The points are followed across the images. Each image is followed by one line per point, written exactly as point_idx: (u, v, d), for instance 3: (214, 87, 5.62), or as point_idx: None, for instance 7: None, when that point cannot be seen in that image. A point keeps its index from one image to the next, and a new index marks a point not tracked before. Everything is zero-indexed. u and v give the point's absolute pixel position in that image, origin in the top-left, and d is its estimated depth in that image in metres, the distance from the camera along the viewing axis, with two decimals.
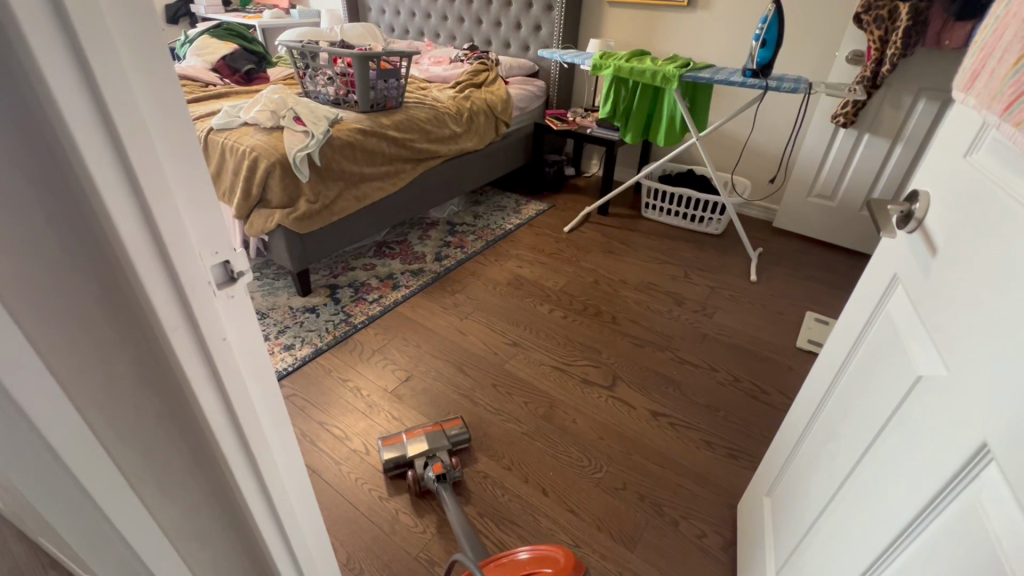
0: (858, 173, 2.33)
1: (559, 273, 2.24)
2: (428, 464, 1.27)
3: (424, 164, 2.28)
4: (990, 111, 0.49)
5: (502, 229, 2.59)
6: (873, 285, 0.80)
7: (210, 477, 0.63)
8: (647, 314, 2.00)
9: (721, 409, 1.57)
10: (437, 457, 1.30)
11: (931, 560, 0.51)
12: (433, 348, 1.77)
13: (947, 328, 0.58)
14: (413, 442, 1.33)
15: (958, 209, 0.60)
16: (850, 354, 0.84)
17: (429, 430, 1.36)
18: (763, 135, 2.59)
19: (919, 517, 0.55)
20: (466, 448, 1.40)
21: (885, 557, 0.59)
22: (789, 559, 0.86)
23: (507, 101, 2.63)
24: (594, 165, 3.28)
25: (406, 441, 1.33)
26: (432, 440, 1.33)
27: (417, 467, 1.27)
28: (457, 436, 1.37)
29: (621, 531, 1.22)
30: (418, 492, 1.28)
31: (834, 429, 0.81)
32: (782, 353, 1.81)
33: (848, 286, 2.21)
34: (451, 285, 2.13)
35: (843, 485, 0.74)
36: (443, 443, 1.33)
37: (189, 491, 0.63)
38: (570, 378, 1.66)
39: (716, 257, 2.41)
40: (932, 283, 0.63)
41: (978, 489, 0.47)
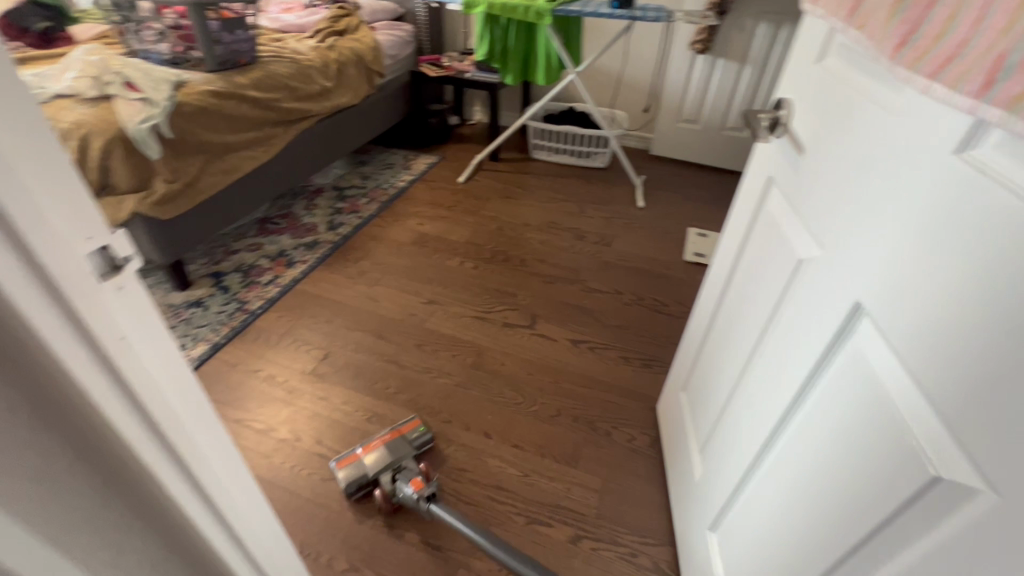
0: (716, 95, 2.54)
1: (462, 226, 2.21)
2: (397, 479, 1.14)
3: (297, 126, 2.07)
4: (862, 30, 0.57)
5: (396, 187, 2.47)
6: (752, 189, 0.91)
7: (150, 523, 0.53)
8: (552, 252, 2.07)
9: (630, 326, 1.71)
10: (405, 467, 1.18)
11: (823, 405, 0.62)
12: (347, 320, 1.69)
13: (818, 213, 0.67)
14: (374, 458, 1.19)
15: (818, 110, 0.69)
16: (739, 253, 0.95)
17: (387, 440, 1.23)
18: (634, 66, 2.71)
19: (812, 375, 0.65)
20: (430, 448, 1.29)
21: (789, 414, 0.71)
22: (710, 438, 0.99)
23: (376, 49, 2.44)
24: (477, 110, 3.20)
25: (367, 457, 1.19)
26: (394, 451, 1.20)
27: (386, 484, 1.14)
28: (419, 439, 1.26)
29: (564, 452, 1.31)
30: (392, 511, 1.15)
31: (735, 320, 0.93)
32: (673, 268, 2.00)
33: (719, 200, 2.46)
34: (350, 253, 2.01)
35: (748, 364, 0.85)
36: (407, 450, 1.22)
37: (126, 549, 0.52)
38: (492, 325, 1.69)
39: (605, 189, 2.54)
40: (802, 177, 0.72)
41: (856, 340, 0.57)
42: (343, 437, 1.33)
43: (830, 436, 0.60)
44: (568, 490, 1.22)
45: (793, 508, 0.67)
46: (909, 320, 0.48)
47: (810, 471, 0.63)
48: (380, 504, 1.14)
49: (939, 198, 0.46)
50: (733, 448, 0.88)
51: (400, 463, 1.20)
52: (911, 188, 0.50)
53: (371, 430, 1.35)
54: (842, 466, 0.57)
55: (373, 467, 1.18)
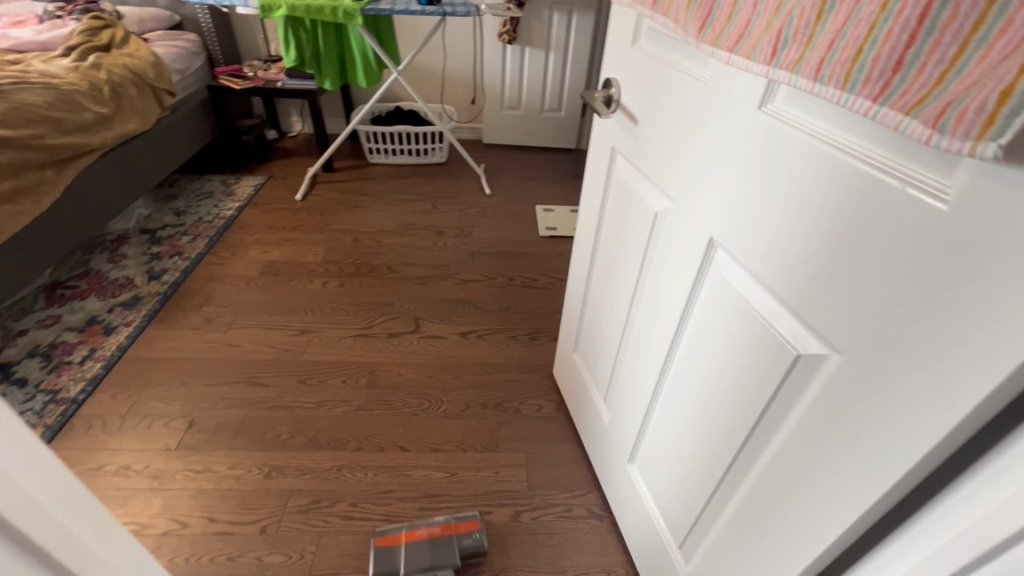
0: (531, 81, 2.74)
1: (313, 245, 2.06)
2: None
3: (73, 165, 1.69)
4: (667, 17, 0.69)
5: (222, 218, 2.18)
6: (599, 161, 1.02)
7: None
8: (417, 254, 2.05)
9: (510, 307, 1.79)
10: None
11: (701, 328, 0.75)
12: (206, 377, 1.47)
13: (661, 172, 0.79)
14: (416, 553, 1.05)
15: (643, 84, 0.81)
16: (600, 218, 1.06)
17: (434, 537, 1.08)
18: (451, 60, 2.77)
19: (687, 307, 0.78)
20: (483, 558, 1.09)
21: (674, 344, 0.83)
22: (610, 386, 1.11)
23: (157, 64, 2.10)
24: (296, 121, 2.97)
25: (408, 550, 1.06)
26: (435, 556, 1.04)
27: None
28: (469, 544, 1.07)
29: (482, 441, 1.34)
30: None
31: (610, 277, 1.04)
32: (533, 245, 2.13)
33: (555, 177, 2.68)
34: (187, 302, 1.74)
35: (630, 312, 0.97)
36: (451, 556, 1.05)
37: None
38: (376, 339, 1.63)
39: (451, 183, 2.57)
40: (641, 143, 0.84)
41: (716, 269, 0.70)
42: (241, 503, 1.17)
43: (713, 351, 0.72)
44: (496, 474, 1.26)
45: (694, 419, 0.79)
46: (755, 242, 0.61)
47: (702, 384, 0.76)
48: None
49: (756, 144, 0.58)
50: (632, 387, 1.00)
51: (438, 569, 1.03)
52: (732, 139, 0.62)
53: (273, 486, 1.21)
54: (727, 372, 0.70)
55: (410, 563, 1.04)
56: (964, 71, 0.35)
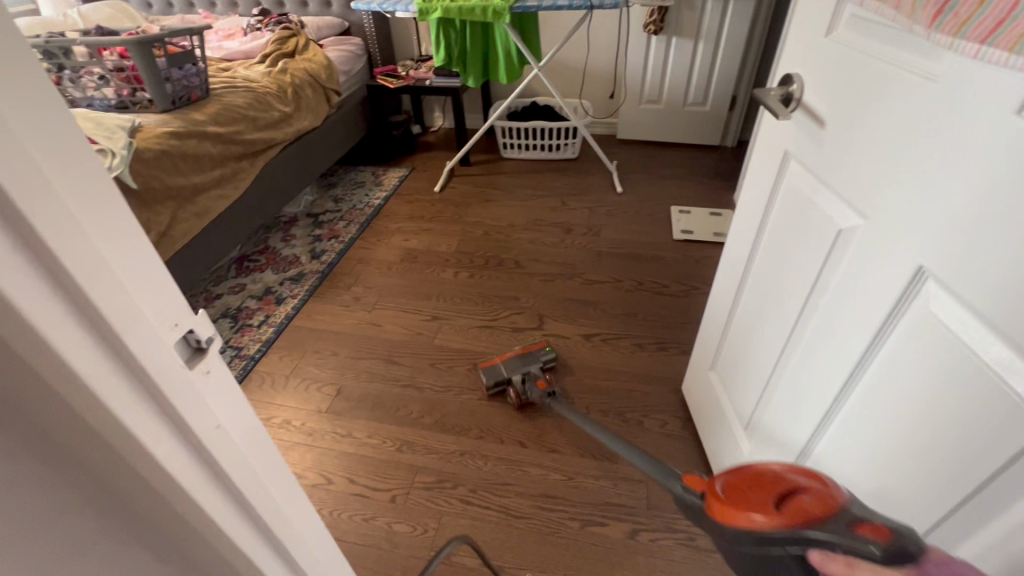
0: (675, 74, 2.58)
1: (448, 236, 2.18)
2: (525, 381, 1.38)
3: (262, 157, 1.99)
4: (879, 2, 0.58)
5: (372, 206, 2.41)
6: (766, 165, 0.92)
7: None
8: (544, 250, 2.06)
9: (637, 312, 1.72)
10: (529, 372, 1.42)
11: (893, 368, 0.63)
12: (353, 350, 1.64)
13: (853, 182, 0.69)
14: (510, 364, 1.46)
15: (836, 81, 0.70)
16: (761, 228, 0.96)
17: (518, 355, 1.50)
18: (590, 54, 2.72)
19: (875, 341, 0.67)
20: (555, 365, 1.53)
21: (851, 381, 0.72)
22: (754, 413, 1.01)
23: (329, 67, 2.37)
24: (438, 116, 3.16)
25: (505, 364, 1.46)
26: (522, 362, 1.46)
27: (516, 385, 1.39)
28: (546, 356, 1.49)
29: (601, 448, 1.31)
30: (521, 406, 1.40)
31: (767, 295, 0.94)
32: (665, 248, 2.02)
33: (693, 176, 2.50)
34: (340, 281, 1.95)
35: (791, 337, 0.87)
36: (534, 363, 1.46)
37: None
38: (501, 332, 1.68)
39: (581, 179, 2.54)
40: (827, 148, 0.74)
41: (923, 302, 0.58)
42: (376, 471, 1.29)
43: (910, 400, 0.61)
44: (614, 486, 1.22)
45: (872, 473, 0.68)
46: (993, 280, 0.49)
47: (888, 434, 0.65)
48: (513, 400, 1.39)
49: (1009, 160, 0.47)
50: (784, 420, 0.89)
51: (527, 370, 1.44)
52: (965, 150, 0.51)
53: (403, 459, 1.31)
54: (930, 428, 0.58)
55: (508, 371, 1.44)
56: None
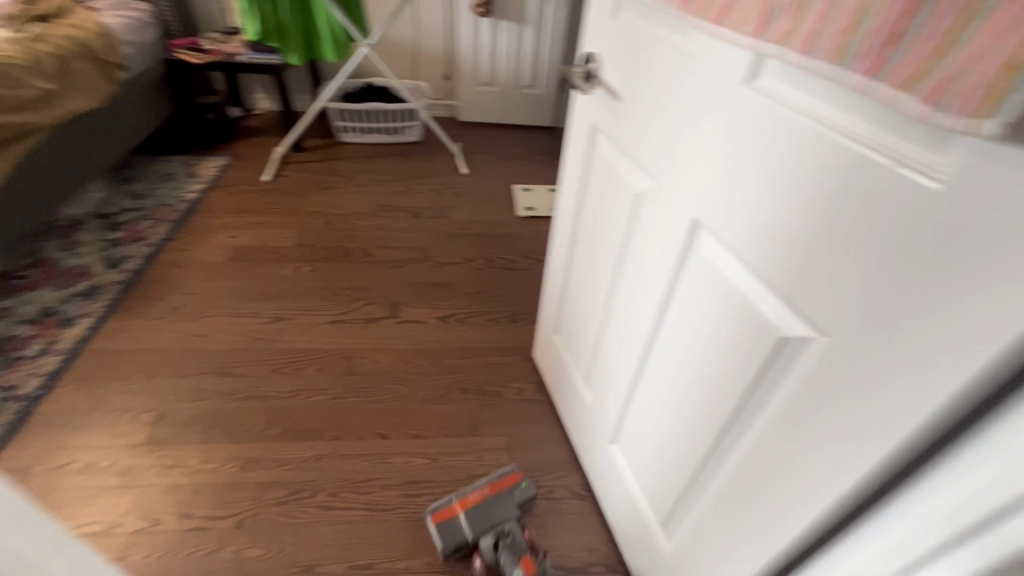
0: (506, 56, 2.66)
1: (284, 229, 1.98)
2: (500, 548, 1.01)
3: (20, 146, 1.58)
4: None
5: (185, 202, 2.08)
6: (579, 139, 0.99)
7: None
8: (392, 236, 1.99)
9: (490, 290, 1.77)
10: (507, 531, 1.04)
11: (684, 310, 0.74)
12: (174, 368, 1.41)
13: (644, 151, 0.77)
14: (475, 519, 1.05)
15: (625, 59, 0.78)
16: (581, 198, 1.04)
17: (488, 497, 1.09)
18: (422, 34, 2.66)
19: (670, 289, 0.76)
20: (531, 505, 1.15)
21: (657, 327, 0.82)
22: (592, 368, 1.10)
23: (106, 35, 1.96)
24: (261, 98, 2.83)
25: (467, 517, 1.05)
26: (495, 512, 1.07)
27: (487, 554, 1.01)
28: (523, 496, 1.11)
29: (464, 426, 1.32)
30: None
31: (592, 259, 1.02)
32: (511, 225, 2.10)
33: (533, 156, 2.63)
34: (150, 290, 1.66)
35: (612, 294, 0.96)
36: (511, 512, 1.08)
37: None
38: (353, 325, 1.59)
39: (426, 162, 2.50)
40: (623, 121, 0.81)
41: (699, 251, 0.68)
42: (216, 498, 1.14)
43: (697, 336, 0.71)
44: (479, 458, 1.25)
45: (677, 402, 0.79)
46: (738, 224, 0.60)
47: (685, 367, 0.76)
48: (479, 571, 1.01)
49: (741, 124, 0.56)
50: (614, 369, 0.99)
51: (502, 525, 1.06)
52: (715, 118, 0.60)
53: (250, 478, 1.18)
54: (711, 356, 0.69)
55: (473, 527, 1.04)
56: (964, 42, 0.33)
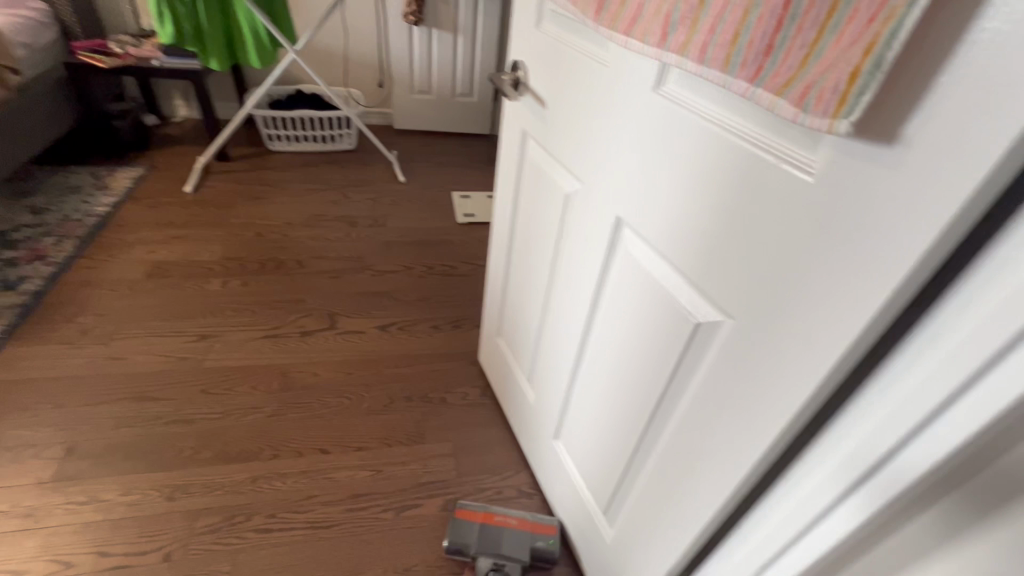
0: (440, 64, 2.67)
1: (209, 242, 1.88)
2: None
3: None
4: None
5: (94, 216, 1.92)
6: (511, 143, 1.02)
7: None
8: (327, 246, 1.94)
9: (431, 297, 1.76)
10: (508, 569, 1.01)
11: (613, 303, 0.77)
12: (85, 396, 1.30)
13: (570, 153, 0.80)
14: (490, 537, 1.05)
15: (549, 66, 0.81)
16: (515, 201, 1.06)
17: (513, 531, 1.06)
18: (353, 41, 2.62)
19: (600, 284, 0.80)
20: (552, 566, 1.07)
21: (591, 321, 0.85)
22: (533, 366, 1.13)
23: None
24: (179, 105, 2.67)
25: (483, 530, 1.06)
26: (511, 546, 1.04)
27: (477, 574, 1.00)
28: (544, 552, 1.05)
29: (409, 434, 1.31)
30: None
31: (528, 259, 1.05)
32: (451, 232, 2.10)
33: (470, 162, 2.65)
34: (55, 313, 1.51)
35: (549, 293, 0.99)
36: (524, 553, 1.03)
37: None
38: (287, 339, 1.53)
39: (362, 170, 2.46)
40: (550, 125, 0.85)
41: (624, 245, 0.72)
42: (139, 531, 1.06)
43: (625, 326, 0.75)
44: (424, 466, 1.24)
45: (612, 392, 0.83)
46: (655, 220, 0.64)
47: (617, 357, 0.79)
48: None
49: (654, 125, 0.61)
50: (553, 365, 1.02)
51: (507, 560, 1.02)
52: (631, 120, 0.64)
53: (177, 507, 1.10)
54: (638, 344, 0.73)
55: (481, 545, 1.04)
56: (823, 53, 0.38)
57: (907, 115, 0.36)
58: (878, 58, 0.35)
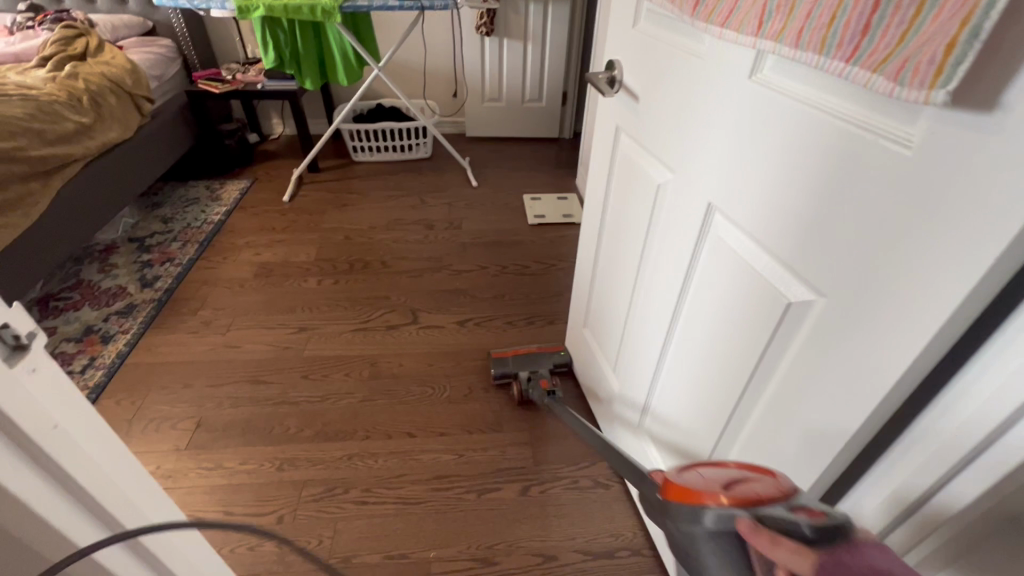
0: (511, 72, 2.76)
1: (304, 245, 2.07)
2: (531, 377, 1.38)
3: (61, 175, 1.69)
4: None
5: (210, 223, 2.18)
6: (603, 139, 1.06)
7: None
8: (408, 247, 2.07)
9: (506, 294, 1.83)
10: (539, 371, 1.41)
11: (702, 289, 0.79)
12: (210, 377, 1.49)
13: (662, 144, 0.83)
14: (521, 361, 1.45)
15: (643, 63, 0.85)
16: (606, 195, 1.10)
17: (533, 353, 1.49)
18: (430, 55, 2.77)
19: (688, 270, 0.82)
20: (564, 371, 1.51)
21: (678, 307, 0.87)
22: (619, 356, 1.15)
23: (135, 71, 2.09)
24: (277, 123, 2.96)
25: (515, 359, 1.46)
26: (534, 360, 1.46)
27: (521, 381, 1.39)
28: (559, 360, 1.48)
29: (488, 422, 1.37)
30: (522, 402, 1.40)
31: (617, 251, 1.08)
32: (522, 233, 2.17)
33: (540, 166, 2.70)
34: (182, 306, 1.74)
35: (636, 283, 1.01)
36: (546, 363, 1.46)
37: None
38: (375, 332, 1.66)
39: (438, 177, 2.59)
40: (643, 119, 0.88)
41: (714, 231, 0.74)
42: (255, 496, 1.20)
43: (713, 311, 0.77)
44: (503, 452, 1.30)
45: (699, 377, 0.84)
46: (746, 204, 0.65)
47: (705, 342, 0.81)
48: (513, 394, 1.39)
49: (747, 111, 0.62)
50: (639, 353, 1.04)
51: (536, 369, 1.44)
52: (724, 108, 0.66)
53: (286, 477, 1.24)
54: (727, 328, 0.74)
55: (517, 366, 1.45)
56: (921, 29, 0.39)
57: (1009, 83, 0.36)
58: (975, 28, 0.36)
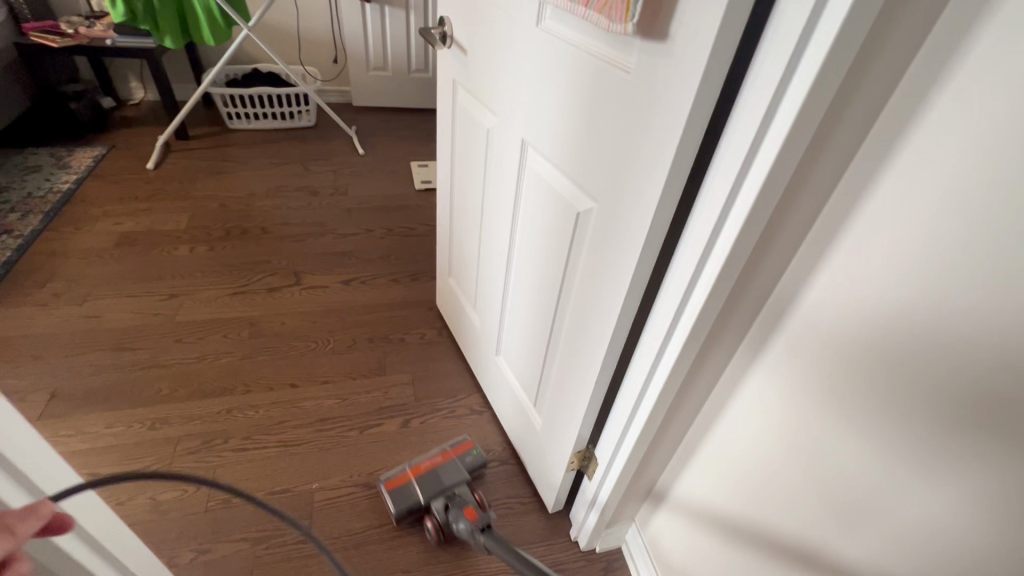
0: (394, 40, 2.76)
1: (173, 213, 1.96)
2: (451, 505, 1.05)
3: None
4: None
5: (58, 192, 1.98)
6: (444, 95, 1.15)
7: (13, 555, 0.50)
8: (291, 213, 2.04)
9: (391, 254, 1.89)
10: (459, 491, 1.09)
11: (525, 216, 0.93)
12: (66, 349, 1.40)
13: (487, 92, 0.95)
14: (428, 482, 1.11)
15: (466, 19, 0.95)
16: (451, 147, 1.20)
17: (440, 463, 1.15)
18: (307, 19, 2.68)
19: (515, 202, 0.95)
20: (482, 471, 1.21)
21: (511, 237, 1.01)
22: (476, 294, 1.28)
23: None
24: (135, 87, 2.70)
25: (420, 480, 1.11)
26: (448, 476, 1.12)
27: (437, 513, 1.05)
28: (473, 461, 1.17)
29: (372, 368, 1.45)
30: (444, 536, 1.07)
31: (464, 198, 1.19)
32: (409, 198, 2.22)
33: (428, 135, 2.76)
34: (27, 280, 1.59)
35: (481, 224, 1.13)
36: (462, 473, 1.13)
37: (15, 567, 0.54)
38: (256, 294, 1.64)
39: (322, 145, 2.54)
40: (472, 71, 0.99)
41: (529, 163, 0.87)
42: (124, 456, 1.17)
43: (534, 234, 0.91)
44: (386, 392, 1.38)
45: (530, 295, 0.99)
46: (545, 134, 0.79)
47: (531, 263, 0.95)
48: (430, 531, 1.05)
49: (539, 54, 0.75)
50: (489, 287, 1.17)
51: (454, 487, 1.11)
52: (524, 54, 0.79)
53: (159, 435, 1.22)
54: (544, 245, 0.88)
55: (426, 489, 1.09)
56: None
57: (672, 19, 0.52)
58: None
